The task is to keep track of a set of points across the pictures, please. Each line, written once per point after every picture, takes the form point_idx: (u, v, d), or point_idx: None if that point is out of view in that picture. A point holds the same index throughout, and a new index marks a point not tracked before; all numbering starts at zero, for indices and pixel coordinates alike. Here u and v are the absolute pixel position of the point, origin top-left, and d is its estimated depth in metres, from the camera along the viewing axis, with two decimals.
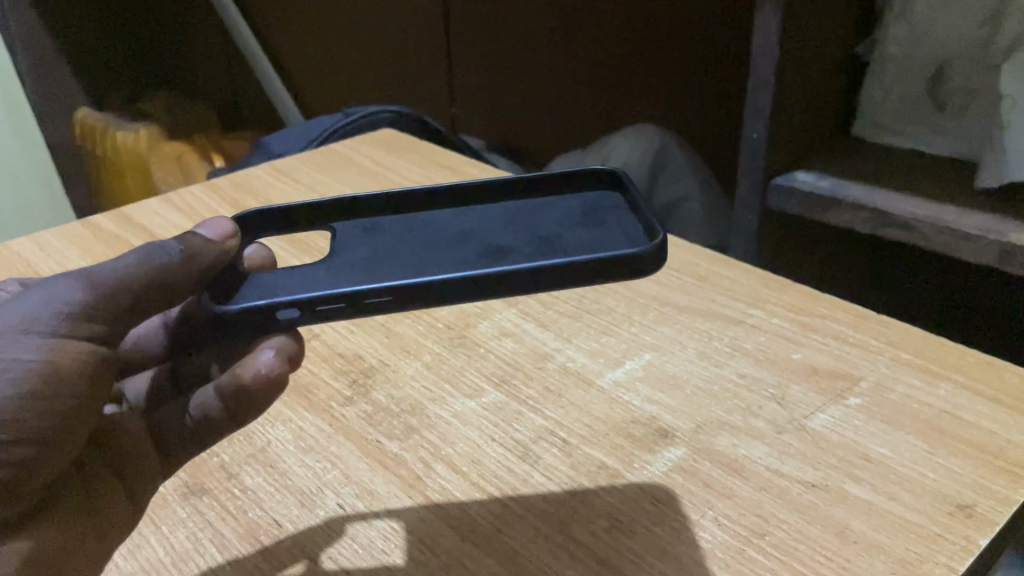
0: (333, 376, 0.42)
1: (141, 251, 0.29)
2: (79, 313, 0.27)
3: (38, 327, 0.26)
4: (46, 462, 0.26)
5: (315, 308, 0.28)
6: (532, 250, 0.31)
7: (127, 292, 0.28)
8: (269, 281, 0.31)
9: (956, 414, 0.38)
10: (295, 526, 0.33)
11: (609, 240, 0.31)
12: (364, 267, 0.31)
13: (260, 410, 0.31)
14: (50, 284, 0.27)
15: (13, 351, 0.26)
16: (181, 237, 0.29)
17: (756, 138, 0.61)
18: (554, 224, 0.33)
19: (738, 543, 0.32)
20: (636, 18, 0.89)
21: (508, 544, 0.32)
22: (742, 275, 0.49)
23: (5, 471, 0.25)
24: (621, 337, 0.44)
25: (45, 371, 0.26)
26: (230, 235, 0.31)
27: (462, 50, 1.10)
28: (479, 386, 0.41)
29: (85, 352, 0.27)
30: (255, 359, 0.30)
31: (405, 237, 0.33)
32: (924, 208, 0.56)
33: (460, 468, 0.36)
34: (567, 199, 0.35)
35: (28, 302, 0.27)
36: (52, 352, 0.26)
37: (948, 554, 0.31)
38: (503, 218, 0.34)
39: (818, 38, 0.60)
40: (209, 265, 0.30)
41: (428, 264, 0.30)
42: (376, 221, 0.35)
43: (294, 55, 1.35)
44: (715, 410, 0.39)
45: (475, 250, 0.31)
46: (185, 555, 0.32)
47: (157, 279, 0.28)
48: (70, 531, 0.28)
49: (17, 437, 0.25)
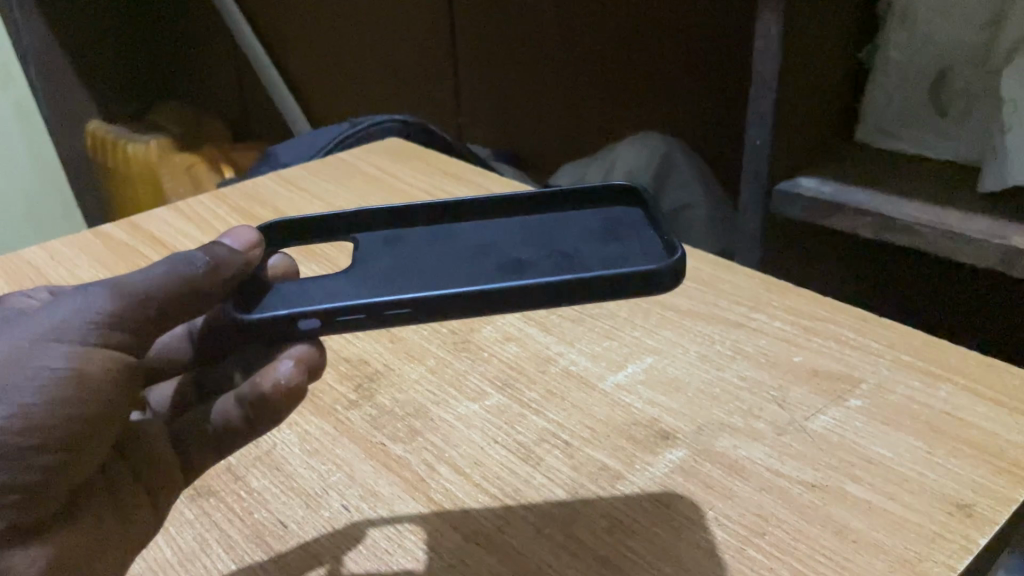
0: (338, 380, 0.42)
1: (172, 261, 0.29)
2: (107, 321, 0.27)
3: (67, 335, 0.27)
4: (73, 467, 0.27)
5: (336, 319, 0.29)
6: (551, 264, 0.31)
7: (154, 302, 0.28)
8: (292, 292, 0.31)
9: (956, 414, 0.38)
10: (299, 526, 0.34)
11: (625, 255, 0.31)
12: (382, 279, 0.32)
13: (276, 419, 0.31)
14: (80, 293, 0.28)
15: (42, 359, 0.26)
16: (209, 247, 0.30)
17: (759, 144, 0.61)
18: (573, 241, 0.33)
19: (738, 542, 0.32)
20: (639, 24, 0.90)
21: (509, 544, 0.33)
22: (742, 279, 0.50)
23: (34, 477, 0.26)
24: (623, 341, 0.45)
25: (72, 378, 0.27)
26: (253, 245, 0.32)
27: (467, 62, 1.11)
28: (482, 389, 0.41)
29: (113, 362, 0.28)
30: (276, 368, 0.30)
31: (425, 248, 0.34)
32: (927, 212, 0.57)
33: (464, 471, 0.36)
34: (589, 213, 0.36)
35: (59, 311, 0.28)
36: (80, 360, 0.27)
37: (947, 553, 0.31)
38: (524, 233, 0.34)
39: (820, 48, 0.61)
40: (236, 273, 0.31)
41: (448, 276, 0.31)
42: (397, 233, 0.36)
43: (301, 63, 1.36)
44: (716, 412, 0.39)
45: (493, 263, 0.32)
46: (192, 555, 0.33)
47: (185, 287, 0.29)
48: (95, 534, 0.29)
49: (43, 442, 0.26)
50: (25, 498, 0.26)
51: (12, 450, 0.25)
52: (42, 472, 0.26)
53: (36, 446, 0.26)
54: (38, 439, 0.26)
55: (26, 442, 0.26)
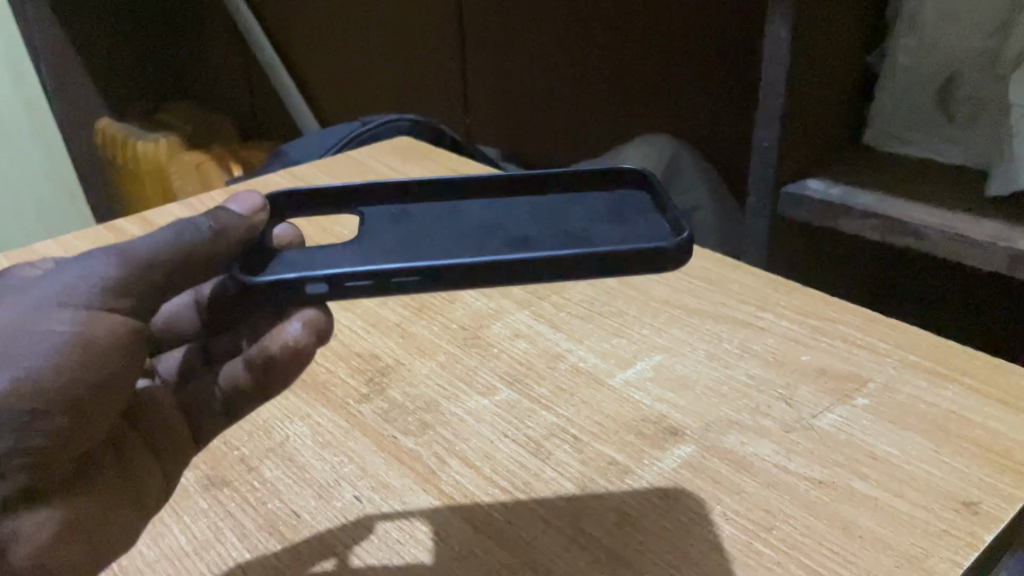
0: (350, 374, 0.43)
1: (174, 227, 0.30)
2: (111, 286, 0.28)
3: (73, 300, 0.28)
4: (81, 433, 0.28)
5: (344, 285, 0.29)
6: (559, 241, 0.31)
7: (158, 266, 0.29)
8: (297, 256, 0.32)
9: (963, 414, 0.38)
10: (313, 516, 0.34)
11: (633, 234, 0.31)
12: (389, 250, 0.32)
13: (284, 383, 0.33)
14: (84, 260, 0.29)
15: (49, 324, 0.27)
16: (212, 213, 0.31)
17: (767, 147, 0.62)
18: (580, 221, 0.33)
19: (746, 537, 0.32)
20: (647, 26, 0.90)
21: (519, 536, 0.33)
22: (751, 278, 0.50)
23: (43, 442, 0.27)
24: (631, 339, 0.45)
25: (79, 342, 0.27)
26: (258, 210, 0.32)
27: (476, 64, 1.12)
28: (492, 384, 0.42)
29: (119, 326, 0.28)
30: (284, 331, 0.32)
31: (432, 222, 0.34)
32: (935, 216, 0.58)
33: (474, 464, 0.37)
34: (594, 196, 0.36)
35: (65, 277, 0.28)
36: (86, 324, 0.28)
37: (953, 549, 0.31)
38: (530, 211, 0.35)
39: (829, 51, 0.62)
40: (241, 238, 0.31)
41: (454, 246, 0.31)
42: (404, 208, 0.36)
43: (309, 62, 1.37)
44: (724, 409, 0.39)
45: (501, 237, 0.32)
46: (208, 543, 0.33)
47: (187, 252, 0.30)
48: (102, 500, 0.30)
49: (50, 407, 0.27)
50: (32, 462, 0.27)
51: (21, 414, 0.26)
52: (51, 437, 0.27)
53: (44, 410, 0.26)
54: (45, 403, 0.26)
55: (34, 405, 0.26)
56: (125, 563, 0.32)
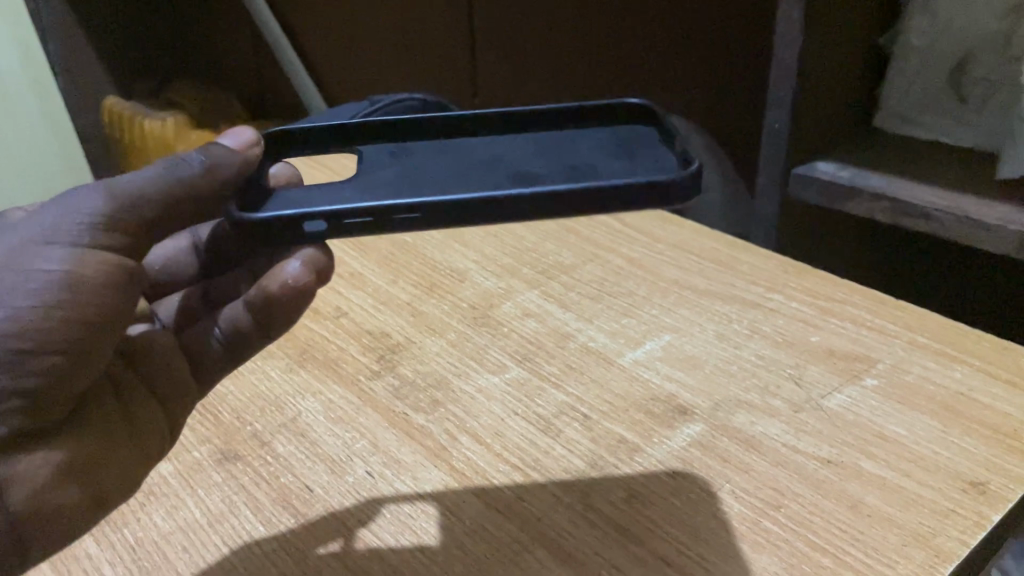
0: (361, 351, 0.43)
1: (165, 164, 0.31)
2: (104, 225, 0.29)
3: (59, 237, 0.28)
4: (76, 372, 0.28)
5: (341, 220, 0.29)
6: (564, 176, 0.31)
7: (149, 203, 0.30)
8: (297, 193, 0.32)
9: (971, 396, 0.38)
10: (325, 490, 0.35)
11: (635, 165, 0.31)
12: (391, 188, 0.32)
13: (281, 321, 0.34)
14: (68, 197, 0.29)
15: (37, 260, 0.28)
16: (204, 150, 0.31)
17: (778, 128, 0.62)
18: (586, 156, 0.33)
19: (754, 514, 0.33)
20: (658, 5, 0.90)
21: (530, 511, 0.33)
22: (761, 259, 0.50)
23: (36, 380, 0.27)
24: (641, 318, 0.45)
25: (69, 279, 0.28)
26: (251, 144, 0.33)
27: (485, 42, 1.11)
28: (502, 362, 0.42)
29: (112, 263, 0.29)
30: (284, 270, 0.33)
31: (435, 161, 0.34)
32: (944, 198, 0.58)
33: (485, 441, 0.37)
34: (603, 133, 0.36)
35: (51, 215, 0.29)
36: (76, 261, 0.28)
37: (960, 528, 0.32)
38: (535, 149, 0.34)
39: (842, 31, 0.61)
40: (233, 176, 0.32)
41: (456, 185, 0.31)
42: (408, 148, 0.36)
43: (317, 40, 1.36)
44: (734, 389, 0.40)
45: (505, 175, 0.32)
46: (221, 516, 0.33)
47: (181, 188, 0.30)
48: (98, 440, 0.30)
49: (43, 345, 0.27)
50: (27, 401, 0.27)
51: (15, 352, 0.27)
52: (42, 376, 0.27)
53: (36, 348, 0.27)
54: (36, 340, 0.27)
55: (27, 344, 0.27)
56: (140, 534, 0.32)
